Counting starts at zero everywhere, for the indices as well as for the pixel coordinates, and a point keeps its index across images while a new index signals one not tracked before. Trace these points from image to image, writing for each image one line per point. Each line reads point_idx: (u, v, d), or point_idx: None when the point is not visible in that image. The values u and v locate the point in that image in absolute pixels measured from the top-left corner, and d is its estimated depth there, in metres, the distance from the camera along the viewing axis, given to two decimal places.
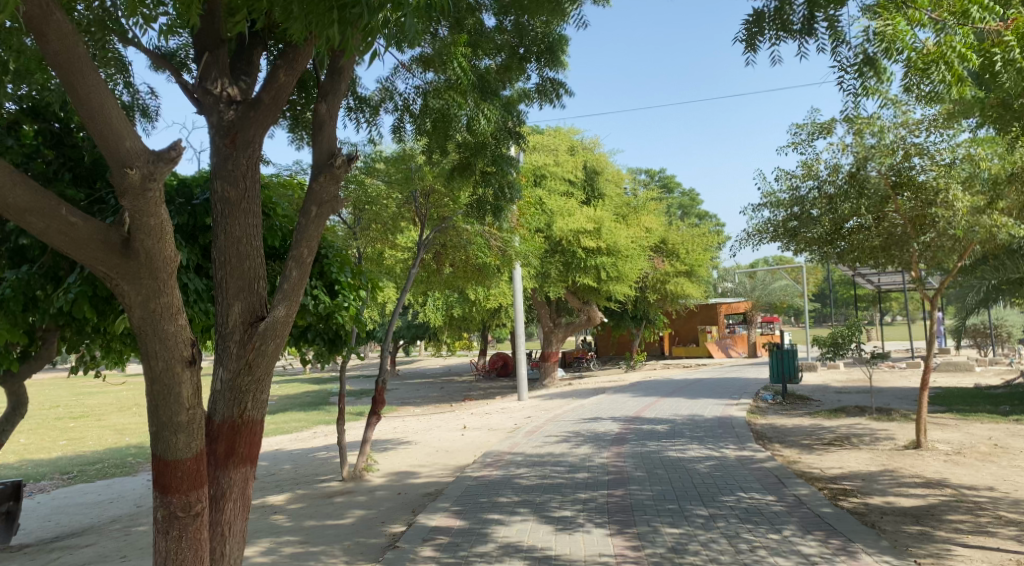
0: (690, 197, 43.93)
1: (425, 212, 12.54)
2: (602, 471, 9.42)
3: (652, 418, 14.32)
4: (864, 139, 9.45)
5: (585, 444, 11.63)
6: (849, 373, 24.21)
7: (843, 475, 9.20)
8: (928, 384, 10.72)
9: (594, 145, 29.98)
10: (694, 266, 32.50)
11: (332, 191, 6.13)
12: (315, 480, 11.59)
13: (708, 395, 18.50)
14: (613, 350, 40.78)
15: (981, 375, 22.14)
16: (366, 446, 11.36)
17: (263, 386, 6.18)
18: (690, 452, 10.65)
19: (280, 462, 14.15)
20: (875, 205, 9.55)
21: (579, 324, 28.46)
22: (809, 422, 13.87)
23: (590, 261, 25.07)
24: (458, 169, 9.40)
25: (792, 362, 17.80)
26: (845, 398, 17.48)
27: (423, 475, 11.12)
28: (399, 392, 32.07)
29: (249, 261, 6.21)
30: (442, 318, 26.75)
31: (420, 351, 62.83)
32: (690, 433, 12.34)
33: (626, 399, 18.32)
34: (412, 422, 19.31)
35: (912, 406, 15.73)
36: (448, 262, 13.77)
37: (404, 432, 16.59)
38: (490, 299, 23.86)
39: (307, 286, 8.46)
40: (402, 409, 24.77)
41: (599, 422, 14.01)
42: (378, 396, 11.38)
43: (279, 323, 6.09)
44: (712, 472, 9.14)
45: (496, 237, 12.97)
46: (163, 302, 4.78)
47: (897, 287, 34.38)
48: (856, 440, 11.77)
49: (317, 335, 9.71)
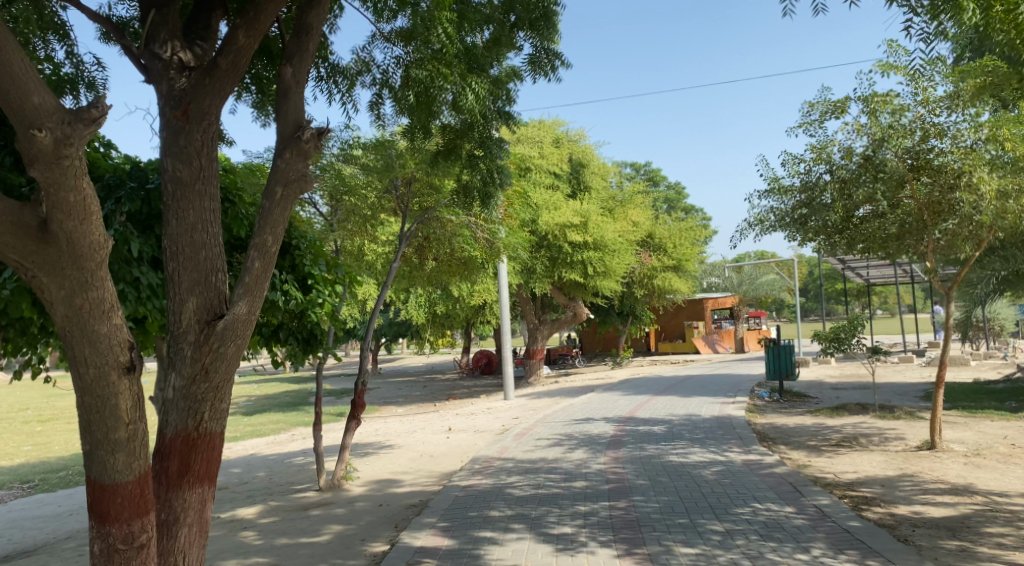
0: (675, 191, 43.43)
1: (407, 203, 11.83)
2: (601, 480, 8.70)
3: (647, 418, 13.63)
4: (879, 118, 8.80)
5: (579, 448, 10.91)
6: (843, 369, 23.70)
7: (860, 481, 8.55)
8: (944, 382, 10.10)
9: (580, 137, 29.28)
10: (682, 260, 31.93)
11: (302, 169, 5.36)
12: (290, 490, 10.79)
13: (701, 393, 17.86)
14: (599, 347, 40.17)
15: (977, 370, 21.71)
16: (345, 452, 10.58)
17: (222, 393, 5.41)
18: (693, 456, 9.96)
19: (253, 469, 13.30)
20: (891, 190, 8.91)
21: (565, 320, 27.75)
22: (811, 421, 13.25)
23: (577, 255, 24.39)
24: (444, 151, 8.75)
25: (789, 358, 17.22)
26: (843, 395, 16.92)
27: (407, 484, 10.35)
28: (381, 392, 31.22)
29: (205, 251, 5.43)
30: (425, 315, 25.92)
31: (402, 348, 61.87)
32: (690, 435, 11.66)
33: (617, 398, 17.66)
34: (395, 424, 18.53)
35: (915, 403, 15.20)
36: (432, 256, 12.99)
37: (386, 436, 15.79)
38: (475, 294, 23.12)
39: (277, 280, 7.61)
40: (384, 410, 23.95)
41: (592, 424, 13.31)
42: (358, 399, 10.59)
43: (239, 322, 5.33)
44: (720, 479, 8.46)
45: (483, 228, 12.21)
46: (92, 298, 4.02)
47: (885, 280, 34.04)
48: (865, 441, 11.14)
49: (290, 335, 8.91)
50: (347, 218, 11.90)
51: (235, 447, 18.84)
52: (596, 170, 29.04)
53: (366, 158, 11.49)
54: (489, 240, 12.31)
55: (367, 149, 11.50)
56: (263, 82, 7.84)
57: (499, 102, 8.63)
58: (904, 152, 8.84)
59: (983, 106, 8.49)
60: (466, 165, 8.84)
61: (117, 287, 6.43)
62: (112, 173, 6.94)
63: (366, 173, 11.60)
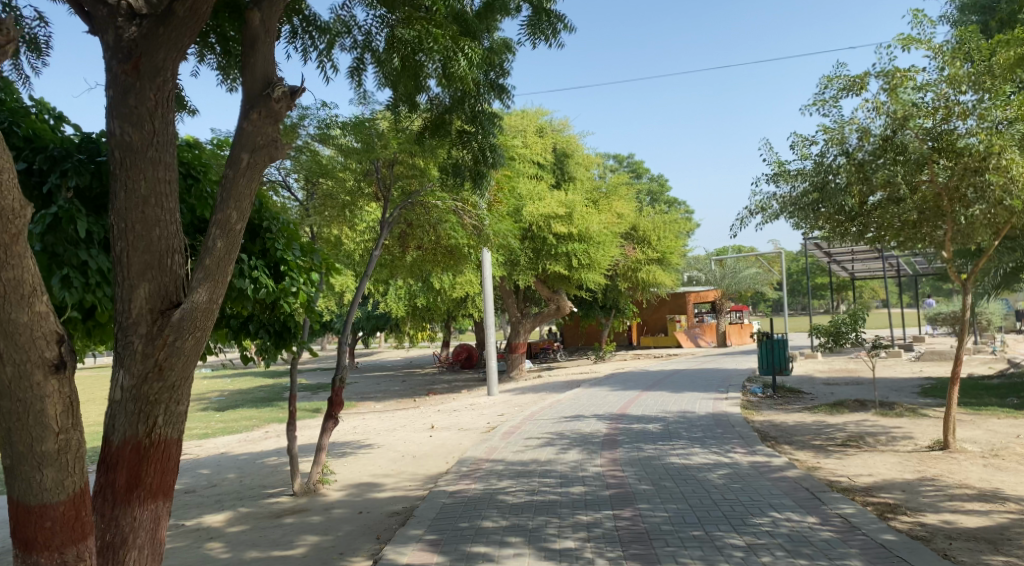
0: (658, 183, 42.93)
1: (388, 186, 11.12)
2: (601, 485, 8.04)
3: (639, 415, 13.01)
4: (902, 95, 8.24)
5: (573, 449, 10.25)
6: (832, 364, 23.27)
7: (877, 485, 7.96)
8: (959, 379, 9.55)
9: (563, 127, 28.63)
10: (666, 253, 31.39)
11: (272, 133, 4.64)
12: (262, 494, 10.02)
13: (691, 389, 17.29)
14: (581, 341, 39.59)
15: (967, 365, 21.36)
16: (321, 454, 9.83)
17: (179, 394, 4.67)
18: (696, 457, 9.34)
19: (223, 470, 12.50)
20: (909, 174, 8.36)
21: (548, 314, 27.05)
22: (810, 419, 12.70)
23: (561, 247, 23.74)
24: (432, 126, 8.18)
25: (782, 353, 16.69)
26: (838, 391, 16.44)
27: (389, 489, 9.62)
28: (359, 387, 30.40)
29: (160, 229, 4.66)
30: (405, 308, 25.16)
31: (379, 342, 60.93)
32: (688, 433, 11.05)
33: (605, 394, 17.03)
34: (374, 421, 17.76)
35: (914, 399, 14.72)
36: (415, 245, 12.23)
37: (366, 434, 15.04)
38: (457, 286, 22.43)
39: (246, 266, 6.80)
40: (362, 406, 23.14)
41: (583, 421, 12.66)
42: (336, 397, 9.83)
43: (198, 311, 4.59)
44: (729, 484, 7.84)
45: (470, 214, 11.49)
46: (7, 278, 3.33)
47: (869, 274, 33.79)
48: (871, 441, 10.59)
49: (261, 328, 8.17)
50: (325, 203, 11.13)
51: (206, 446, 17.97)
52: (580, 161, 28.44)
53: (345, 135, 10.70)
54: (476, 228, 11.60)
55: (345, 127, 10.71)
56: (230, 44, 7.10)
57: (493, 72, 7.97)
58: (925, 132, 8.29)
59: (1011, 84, 7.96)
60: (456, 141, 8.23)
61: (60, 271, 5.61)
62: (59, 144, 6.08)
63: (347, 154, 10.87)
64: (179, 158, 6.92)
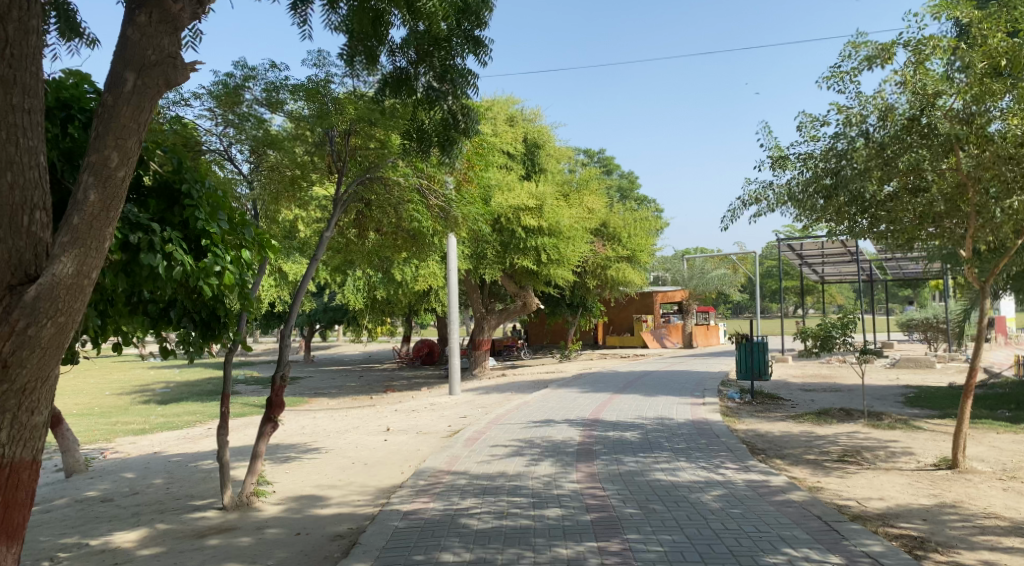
0: (628, 180, 42.11)
1: (345, 159, 9.86)
2: (580, 507, 6.94)
3: (614, 421, 11.94)
4: (931, 68, 7.31)
5: (544, 460, 9.12)
6: (806, 369, 22.49)
7: (893, 513, 6.97)
8: (972, 393, 8.62)
9: (535, 116, 27.58)
10: (636, 251, 30.54)
11: (165, 45, 4.07)
12: (188, 506, 8.73)
13: (666, 392, 16.29)
14: (546, 339, 38.56)
15: (944, 372, 20.67)
16: (256, 463, 8.60)
17: (35, 398, 3.69)
18: (683, 472, 8.30)
19: (151, 475, 11.16)
20: (936, 159, 7.46)
21: (513, 310, 25.88)
22: (798, 429, 11.73)
23: (529, 240, 22.59)
24: (394, 83, 7.28)
25: (762, 357, 15.73)
26: (819, 398, 15.55)
27: (334, 503, 8.39)
28: (313, 382, 28.98)
29: (14, 172, 3.67)
30: (364, 300, 23.89)
31: (338, 335, 59.15)
32: (670, 444, 9.99)
33: (575, 396, 15.92)
34: (325, 421, 16.43)
35: (901, 409, 13.89)
36: (373, 229, 10.93)
37: (314, 436, 13.75)
38: (419, 279, 21.24)
39: (159, 236, 5.53)
40: (314, 403, 21.78)
41: (553, 427, 11.57)
42: (275, 396, 8.62)
43: (62, 286, 3.67)
44: (728, 509, 6.78)
45: (436, 193, 10.28)
46: None
47: (840, 279, 33.23)
48: (870, 457, 9.65)
49: (184, 315, 6.96)
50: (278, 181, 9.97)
51: (140, 444, 16.51)
52: (552, 153, 27.40)
53: (298, 100, 9.55)
54: (442, 210, 10.36)
55: (299, 90, 9.59)
56: None
57: (467, 22, 6.96)
58: (954, 114, 7.35)
59: None
60: (420, 101, 7.38)
61: None
62: None
63: (299, 122, 9.73)
64: (82, 104, 5.66)
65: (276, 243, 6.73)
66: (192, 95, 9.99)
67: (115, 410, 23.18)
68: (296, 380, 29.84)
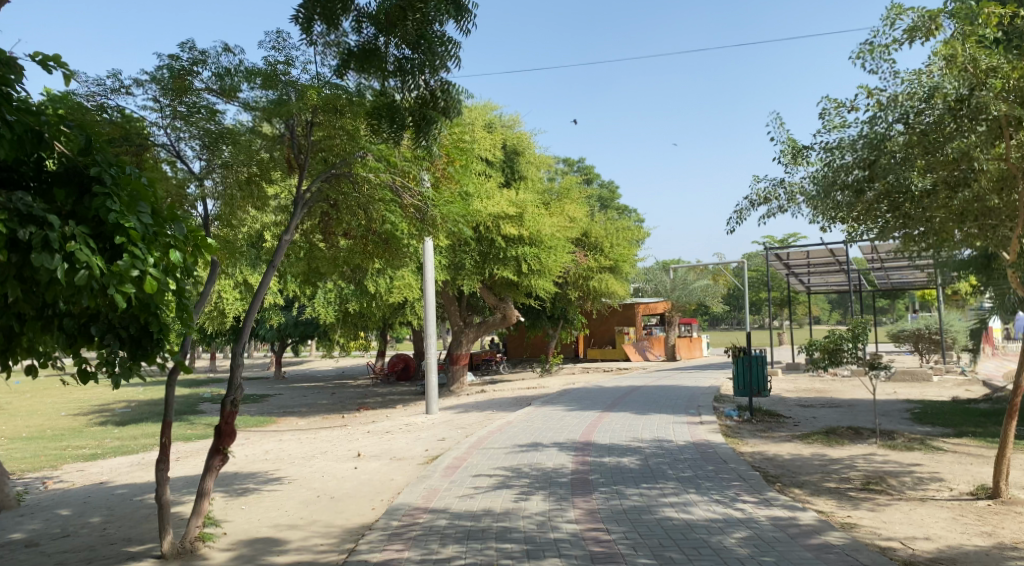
0: (608, 189, 41.28)
1: (307, 153, 8.68)
2: (582, 556, 5.86)
3: (608, 445, 10.86)
4: (981, 42, 6.48)
5: (535, 494, 8.02)
6: (799, 383, 21.55)
7: (948, 558, 5.94)
8: (1016, 413, 7.67)
9: (514, 123, 26.61)
10: (619, 261, 29.61)
11: None
12: (123, 554, 7.51)
13: (658, 409, 15.24)
14: (526, 353, 37.47)
15: (942, 385, 19.82)
16: (202, 503, 7.44)
17: None
18: (697, 508, 7.26)
19: (89, 511, 9.89)
20: (986, 146, 6.58)
21: (493, 323, 24.72)
22: (808, 452, 10.73)
23: (509, 250, 21.60)
24: (360, 57, 6.67)
25: (760, 372, 14.75)
26: (822, 416, 14.57)
27: (292, 549, 7.20)
28: (283, 400, 27.61)
29: None
30: (335, 313, 22.66)
31: (311, 350, 57.52)
32: (675, 472, 8.94)
33: (561, 414, 14.81)
34: (291, 445, 15.17)
35: (912, 426, 12.94)
36: (342, 231, 9.74)
37: (278, 464, 12.52)
38: (394, 290, 20.03)
39: (58, 229, 4.40)
40: (282, 424, 20.47)
41: (542, 452, 10.47)
42: (225, 425, 7.49)
43: None
44: (758, 557, 5.72)
45: (411, 192, 9.13)
46: None
47: (826, 290, 32.51)
48: (896, 485, 8.65)
49: (107, 332, 5.81)
50: (241, 185, 9.25)
51: (88, 471, 15.14)
52: (532, 159, 26.42)
53: (255, 87, 8.51)
54: (418, 210, 9.27)
55: (255, 75, 8.56)
56: None
57: None
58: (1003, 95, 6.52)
59: None
60: (394, 77, 6.76)
61: None
62: None
63: (255, 111, 8.69)
64: None
65: (217, 242, 5.56)
66: (133, 81, 8.80)
67: (68, 432, 21.70)
68: (266, 398, 28.44)
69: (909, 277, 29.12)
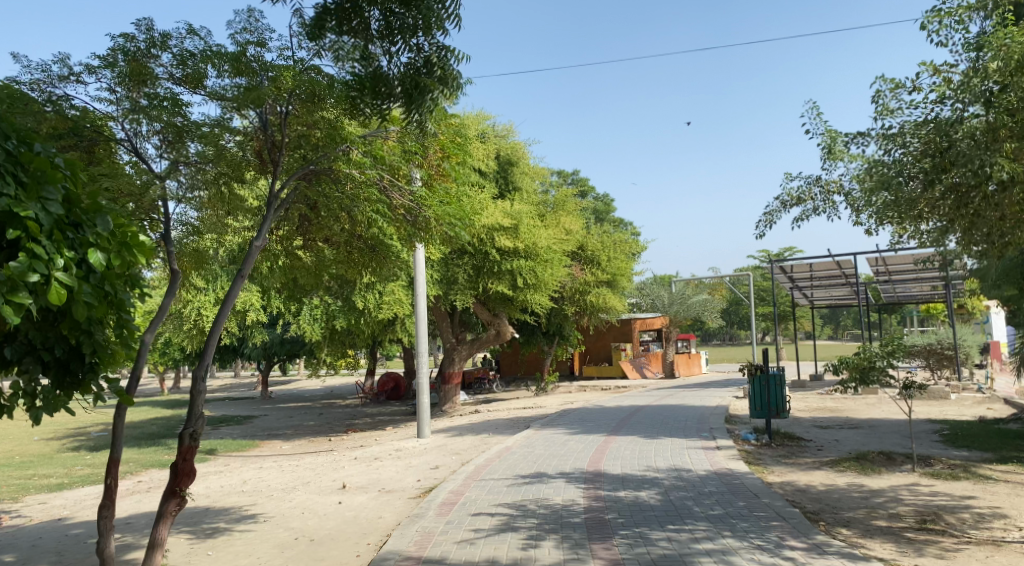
0: (603, 202, 40.42)
1: (284, 148, 7.61)
2: None
3: (621, 476, 9.76)
4: None
5: (546, 539, 6.93)
6: (810, 402, 20.50)
7: None
8: None
9: (508, 133, 25.60)
10: (615, 275, 28.55)
11: None
12: None
13: (668, 433, 14.13)
14: (521, 370, 36.40)
15: (962, 404, 18.80)
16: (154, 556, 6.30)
17: None
18: (740, 558, 6.17)
19: (37, 556, 8.67)
20: None
21: (486, 340, 23.55)
22: (843, 482, 9.67)
23: (504, 263, 20.55)
24: (340, 11, 5.93)
25: (779, 392, 13.70)
26: (845, 439, 13.49)
27: None
28: (267, 422, 26.34)
29: None
30: (322, 330, 21.52)
31: (300, 369, 56.07)
32: (703, 510, 7.86)
33: (565, 439, 13.69)
34: (271, 475, 13.97)
35: (948, 450, 11.87)
36: (323, 237, 8.62)
37: (255, 497, 11.33)
38: (383, 306, 18.82)
39: None
40: (264, 449, 19.24)
41: (549, 485, 9.36)
42: (182, 462, 6.40)
43: None
44: None
45: (400, 191, 8.06)
46: None
47: (829, 303, 31.59)
48: (957, 522, 7.58)
49: (26, 354, 4.69)
50: (212, 184, 8.25)
51: (51, 504, 13.89)
52: (527, 170, 25.41)
53: (223, 73, 7.48)
54: (408, 212, 8.20)
55: (223, 59, 7.51)
56: None
57: None
58: None
59: None
60: (377, 35, 6.15)
61: None
62: None
63: (224, 102, 7.64)
64: None
65: (151, 242, 4.63)
66: (83, 67, 7.70)
67: (37, 458, 20.38)
68: (250, 420, 27.13)
69: (916, 290, 28.13)
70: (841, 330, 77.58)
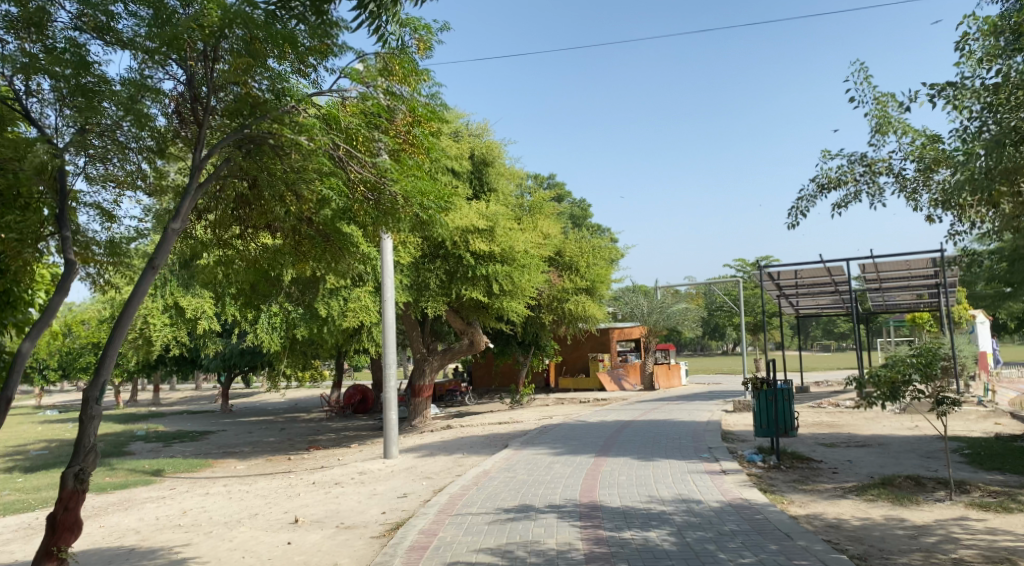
0: (580, 207, 39.14)
1: (211, 108, 6.15)
2: None
3: (623, 510, 8.30)
4: None
5: None
6: (806, 416, 19.21)
7: None
8: None
9: (483, 132, 24.18)
10: (595, 282, 27.11)
11: None
12: None
13: (663, 454, 12.70)
14: (494, 382, 34.83)
15: (967, 418, 17.59)
16: None
17: None
18: None
19: None
20: None
21: (459, 350, 21.95)
22: (881, 516, 8.28)
23: (478, 268, 19.04)
24: None
25: (786, 408, 12.47)
26: (859, 460, 12.17)
27: None
28: (224, 439, 24.42)
29: None
30: (282, 341, 19.83)
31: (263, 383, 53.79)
32: (730, 558, 6.44)
33: (549, 461, 12.18)
34: (217, 503, 12.27)
35: (980, 474, 10.57)
36: (266, 226, 7.08)
37: (191, 534, 9.65)
38: (347, 314, 17.19)
39: None
40: (215, 470, 17.46)
41: (538, 522, 7.87)
42: (64, 512, 4.93)
43: None
44: None
45: (359, 164, 6.61)
46: None
47: (814, 312, 30.52)
48: None
49: None
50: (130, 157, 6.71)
51: None
52: (502, 171, 23.92)
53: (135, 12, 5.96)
54: (371, 190, 6.78)
55: None
56: None
57: None
58: None
59: None
60: None
61: None
62: None
63: (137, 48, 6.04)
64: None
65: None
66: None
67: None
68: (205, 436, 25.19)
69: (903, 299, 27.15)
70: (813, 340, 77.16)
